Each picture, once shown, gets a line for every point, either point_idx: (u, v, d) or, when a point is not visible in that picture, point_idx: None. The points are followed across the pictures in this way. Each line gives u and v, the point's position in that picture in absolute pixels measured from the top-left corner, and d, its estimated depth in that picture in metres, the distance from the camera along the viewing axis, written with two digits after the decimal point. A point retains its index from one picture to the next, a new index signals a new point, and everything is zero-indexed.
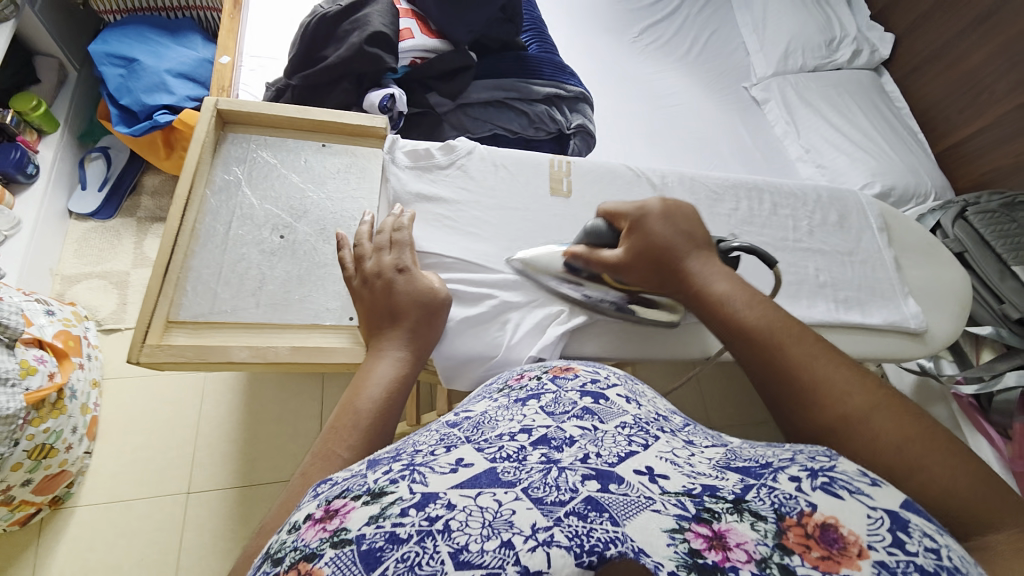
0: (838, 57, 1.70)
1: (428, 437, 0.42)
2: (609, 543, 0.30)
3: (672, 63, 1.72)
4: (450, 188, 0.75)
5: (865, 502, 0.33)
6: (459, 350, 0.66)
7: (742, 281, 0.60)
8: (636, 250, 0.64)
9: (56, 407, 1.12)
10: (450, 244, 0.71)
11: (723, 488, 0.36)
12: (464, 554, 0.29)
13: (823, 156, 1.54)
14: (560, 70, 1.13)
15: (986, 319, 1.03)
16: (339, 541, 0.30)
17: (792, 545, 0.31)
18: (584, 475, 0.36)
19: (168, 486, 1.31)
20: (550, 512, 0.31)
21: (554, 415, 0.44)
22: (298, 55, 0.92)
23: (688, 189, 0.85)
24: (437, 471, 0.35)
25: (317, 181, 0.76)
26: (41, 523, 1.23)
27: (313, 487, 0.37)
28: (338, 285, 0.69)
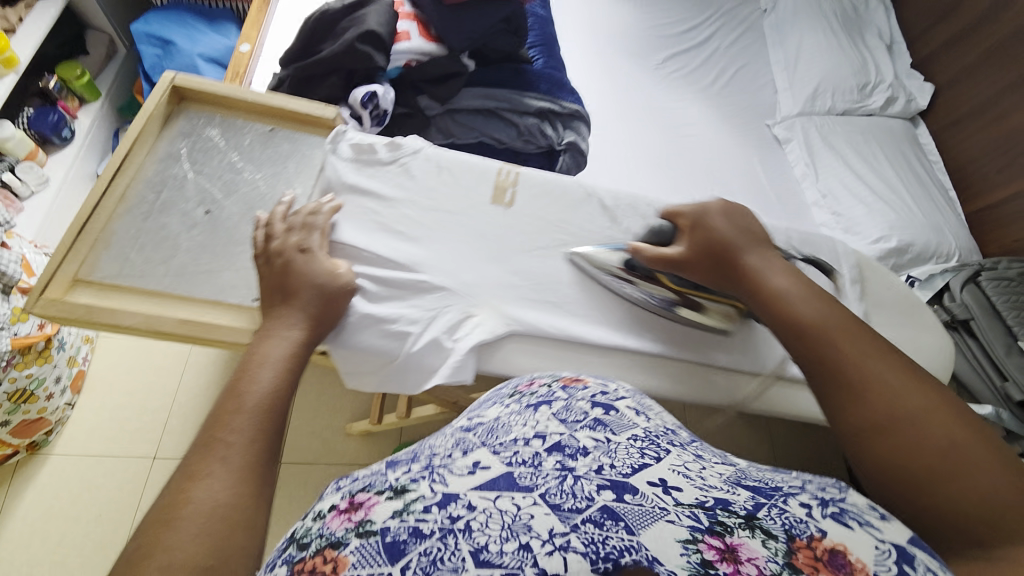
0: (870, 103, 1.62)
1: (446, 441, 0.49)
2: (623, 552, 0.34)
3: (693, 93, 1.68)
4: (388, 185, 0.75)
5: (874, 535, 0.38)
6: (359, 344, 0.66)
7: (797, 275, 0.64)
8: (698, 247, 0.71)
9: (42, 355, 1.16)
10: (374, 240, 0.72)
11: (736, 502, 0.39)
12: (483, 553, 0.33)
13: (840, 204, 1.45)
14: (558, 86, 1.12)
15: (986, 397, 0.94)
16: (365, 531, 0.35)
17: (802, 565, 0.34)
18: (600, 485, 0.40)
19: (136, 448, 1.35)
20: (567, 519, 0.36)
21: (567, 422, 0.48)
22: (294, 49, 0.95)
23: (638, 214, 0.86)
24: (456, 472, 0.41)
25: (258, 163, 0.78)
26: (16, 465, 1.28)
27: (337, 481, 0.42)
28: (247, 265, 0.70)
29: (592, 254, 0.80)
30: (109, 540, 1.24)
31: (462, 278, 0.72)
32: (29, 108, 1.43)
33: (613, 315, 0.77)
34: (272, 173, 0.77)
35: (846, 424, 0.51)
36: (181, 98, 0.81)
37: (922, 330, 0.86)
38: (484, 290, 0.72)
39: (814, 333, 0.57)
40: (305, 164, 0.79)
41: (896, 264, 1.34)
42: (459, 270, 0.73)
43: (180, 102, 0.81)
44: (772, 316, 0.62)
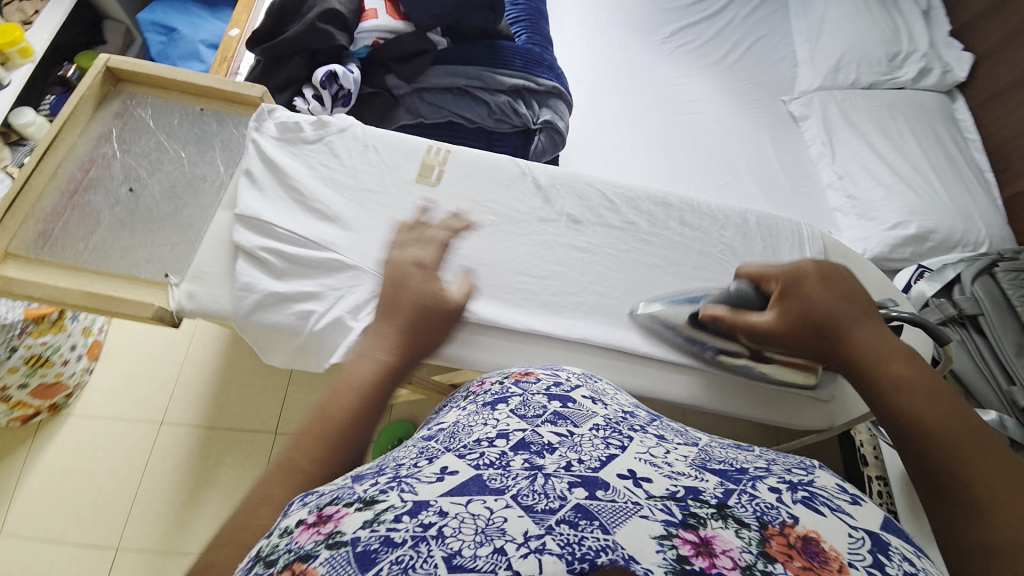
0: (901, 75, 1.47)
1: (407, 452, 0.40)
2: (599, 552, 0.28)
3: (702, 68, 1.57)
4: (306, 166, 0.65)
5: (846, 520, 0.34)
6: (265, 323, 0.57)
7: (919, 355, 0.49)
8: (791, 316, 0.56)
9: (56, 325, 1.19)
10: (283, 212, 0.62)
11: (707, 491, 0.35)
12: (457, 558, 0.28)
13: (856, 185, 1.33)
14: (535, 61, 1.07)
15: (991, 402, 0.84)
16: (334, 542, 0.28)
17: (775, 554, 0.31)
18: (570, 482, 0.34)
19: (144, 414, 1.40)
20: (541, 521, 0.30)
21: (527, 418, 0.43)
22: (263, 29, 0.95)
23: (577, 195, 0.73)
24: (425, 479, 0.34)
25: (182, 141, 0.76)
26: (39, 425, 1.35)
27: (299, 497, 0.34)
28: (161, 240, 0.68)
29: (527, 236, 0.69)
30: (114, 502, 1.29)
31: (375, 257, 0.61)
32: (51, 95, 1.52)
33: (534, 298, 0.66)
34: (196, 151, 0.75)
35: (953, 543, 0.38)
36: (117, 79, 0.79)
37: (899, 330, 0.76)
38: (393, 269, 0.61)
39: (950, 427, 0.42)
40: (231, 139, 0.76)
41: (915, 252, 1.20)
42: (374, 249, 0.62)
43: (116, 83, 0.79)
44: (886, 398, 0.47)
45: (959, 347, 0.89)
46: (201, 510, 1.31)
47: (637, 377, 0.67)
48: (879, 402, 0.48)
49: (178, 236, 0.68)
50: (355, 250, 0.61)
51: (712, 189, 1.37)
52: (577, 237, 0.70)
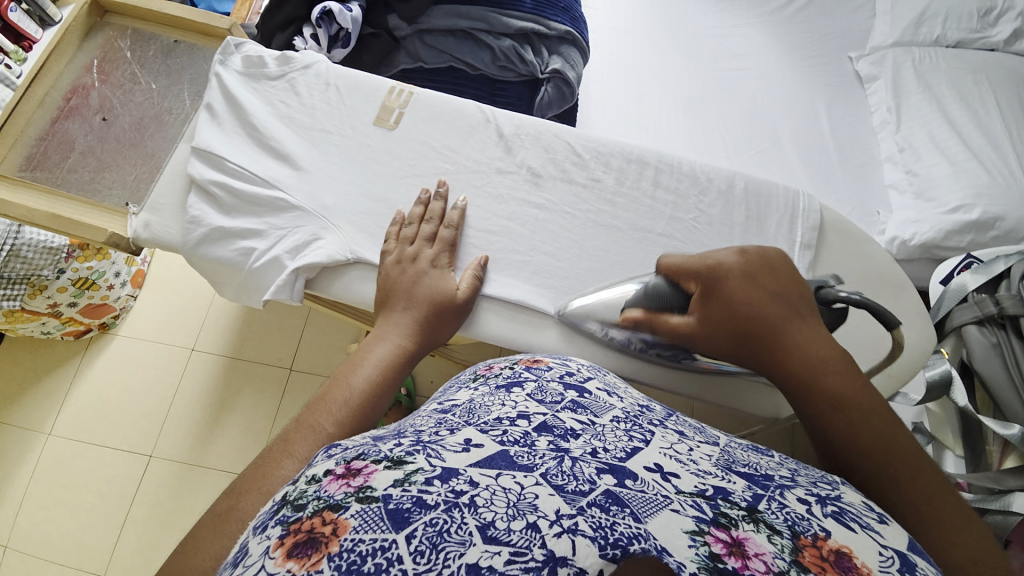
0: (994, 34, 1.25)
1: (425, 419, 0.39)
2: (631, 538, 0.28)
3: (755, 17, 1.38)
4: (265, 101, 0.65)
5: (876, 539, 0.32)
6: (212, 256, 0.59)
7: (849, 366, 0.48)
8: (713, 321, 0.54)
9: (100, 252, 1.27)
10: (241, 150, 0.62)
11: (735, 493, 0.34)
12: (492, 529, 0.27)
13: (919, 160, 1.14)
14: (548, 2, 0.98)
15: (1016, 413, 0.75)
16: (364, 497, 0.27)
17: (808, 564, 0.30)
18: (599, 468, 0.34)
19: (179, 340, 1.49)
20: (573, 501, 0.30)
21: (545, 402, 0.40)
22: None
23: (542, 146, 0.68)
24: (449, 449, 0.32)
25: (154, 72, 0.79)
26: (91, 340, 1.49)
27: (324, 449, 0.34)
28: (128, 171, 0.72)
29: (477, 187, 0.65)
30: (150, 414, 1.41)
31: (320, 198, 0.61)
32: None
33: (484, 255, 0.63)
34: (166, 84, 0.78)
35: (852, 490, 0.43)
36: (105, 12, 0.82)
37: (897, 318, 0.67)
38: (339, 213, 0.61)
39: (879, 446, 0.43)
40: (200, 73, 0.78)
41: (974, 240, 1.04)
42: (323, 189, 0.62)
43: (102, 16, 0.82)
44: (819, 415, 0.47)
45: (992, 350, 0.78)
46: (223, 430, 1.40)
47: (576, 342, 0.63)
48: (811, 418, 0.47)
49: (142, 166, 0.72)
50: (303, 191, 0.61)
51: (745, 156, 1.24)
52: (533, 192, 0.66)
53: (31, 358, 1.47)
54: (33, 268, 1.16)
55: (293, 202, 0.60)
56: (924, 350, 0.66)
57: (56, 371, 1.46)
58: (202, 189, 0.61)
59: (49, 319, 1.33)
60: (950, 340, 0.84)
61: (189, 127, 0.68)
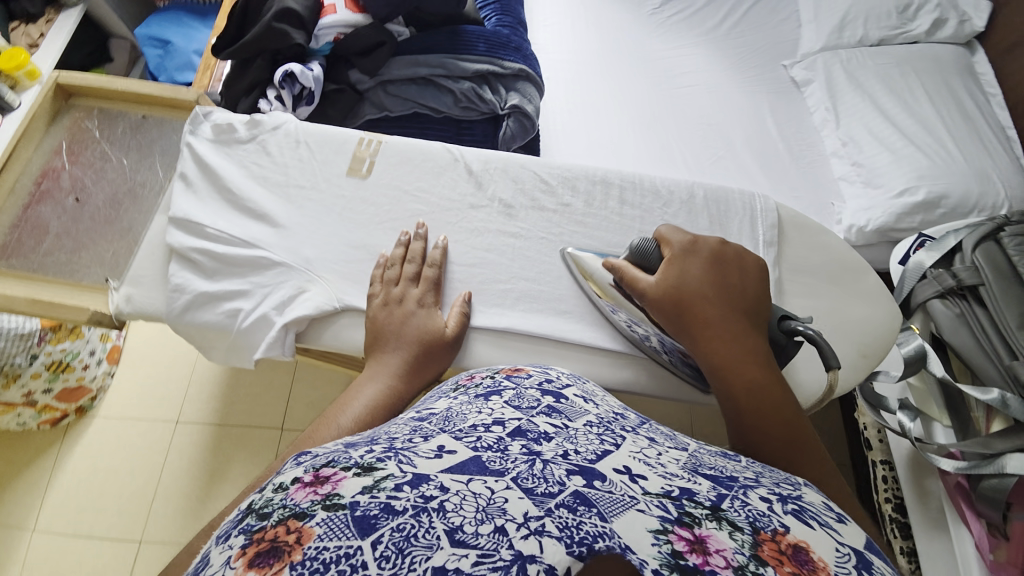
0: (914, 27, 1.34)
1: (400, 427, 0.40)
2: (597, 537, 0.29)
3: (694, 38, 1.48)
4: (239, 166, 0.67)
5: (833, 537, 0.35)
6: (198, 321, 0.59)
7: (767, 358, 0.55)
8: (671, 288, 0.58)
9: (74, 331, 1.23)
10: (220, 215, 0.63)
11: (700, 493, 0.36)
12: (459, 533, 0.29)
13: (861, 151, 1.22)
14: (501, 44, 1.04)
15: (992, 378, 0.78)
16: (331, 504, 0.29)
17: (767, 558, 0.31)
18: (569, 470, 0.35)
19: (162, 412, 1.44)
20: (541, 504, 0.31)
21: (521, 409, 0.42)
22: (228, 35, 0.98)
23: (510, 178, 0.70)
24: (421, 456, 0.34)
25: (124, 148, 0.80)
26: (68, 426, 1.42)
27: (294, 457, 0.36)
28: (105, 249, 0.72)
29: (454, 225, 0.67)
30: (139, 495, 1.35)
31: (302, 252, 0.62)
32: None
33: (464, 288, 0.65)
34: (137, 159, 0.79)
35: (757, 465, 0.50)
36: (69, 94, 0.83)
37: (861, 299, 0.70)
38: (322, 264, 0.62)
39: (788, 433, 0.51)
40: (171, 144, 0.79)
41: (924, 220, 1.10)
42: (303, 243, 0.63)
43: (68, 98, 0.82)
44: (734, 400, 0.53)
45: (958, 321, 0.83)
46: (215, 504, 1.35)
47: (566, 360, 0.64)
48: (729, 403, 0.54)
49: (119, 241, 0.72)
50: (284, 248, 0.62)
51: (705, 164, 1.30)
52: (507, 222, 0.68)
53: (7, 453, 1.39)
54: (5, 356, 1.14)
55: (275, 258, 0.61)
56: (888, 328, 0.69)
57: (34, 463, 1.38)
58: (183, 257, 0.61)
59: (23, 408, 1.27)
60: (918, 316, 0.89)
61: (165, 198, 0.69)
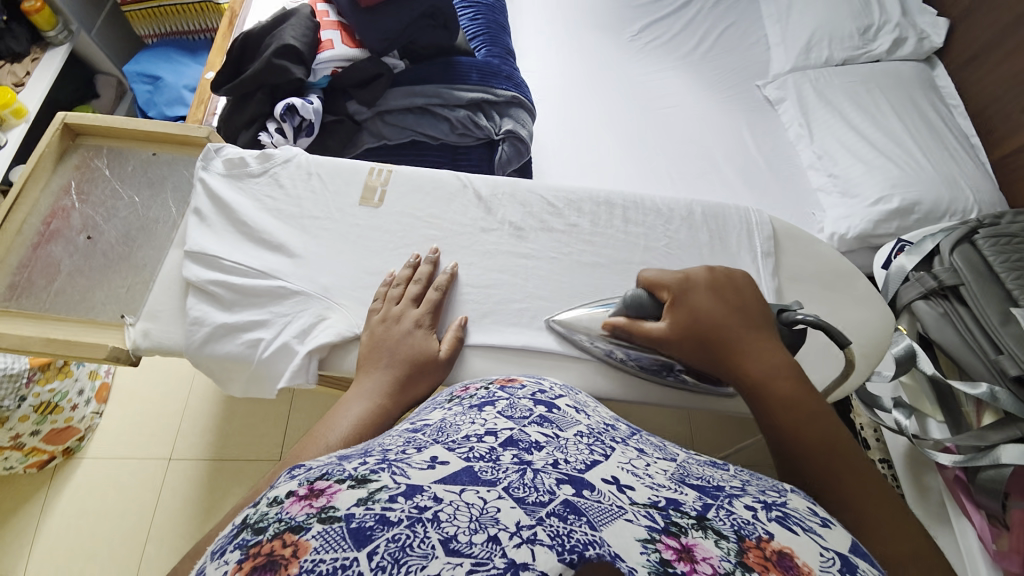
0: (875, 47, 1.43)
1: (393, 439, 0.40)
2: (588, 545, 0.30)
3: (672, 62, 1.56)
4: (253, 199, 0.68)
5: (817, 542, 0.36)
6: (218, 353, 0.59)
7: (798, 372, 0.55)
8: (681, 323, 0.58)
9: (63, 370, 1.20)
10: (237, 247, 0.64)
11: (686, 502, 0.37)
12: (453, 542, 0.29)
13: (836, 163, 1.29)
14: (493, 73, 1.08)
15: (980, 372, 0.82)
16: (327, 517, 0.29)
17: (752, 564, 0.32)
18: (560, 479, 0.36)
19: (153, 450, 1.40)
20: (532, 512, 0.32)
21: (513, 418, 0.44)
22: (227, 71, 1.00)
23: (518, 202, 0.73)
24: (414, 467, 0.34)
25: (136, 186, 0.80)
26: (55, 469, 1.36)
27: (286, 472, 0.36)
28: (119, 285, 0.72)
29: (467, 247, 0.69)
30: (129, 539, 1.30)
31: (319, 280, 0.64)
32: None
33: (478, 308, 0.66)
34: (149, 196, 0.79)
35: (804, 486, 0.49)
36: (76, 134, 0.83)
37: (856, 305, 0.74)
38: (340, 291, 0.63)
39: (834, 447, 0.50)
40: (182, 181, 0.81)
41: (901, 225, 1.16)
42: (317, 271, 0.64)
43: (74, 138, 0.82)
44: (772, 419, 0.53)
45: (943, 319, 0.87)
46: None
47: (584, 375, 0.66)
48: (765, 422, 0.54)
49: (134, 277, 0.72)
50: (301, 277, 0.63)
51: (689, 179, 1.35)
52: (517, 243, 0.71)
53: None
54: None
55: (294, 288, 0.62)
56: (884, 331, 0.73)
57: (19, 512, 1.32)
58: (201, 290, 0.62)
59: (8, 453, 1.22)
60: (905, 317, 0.94)
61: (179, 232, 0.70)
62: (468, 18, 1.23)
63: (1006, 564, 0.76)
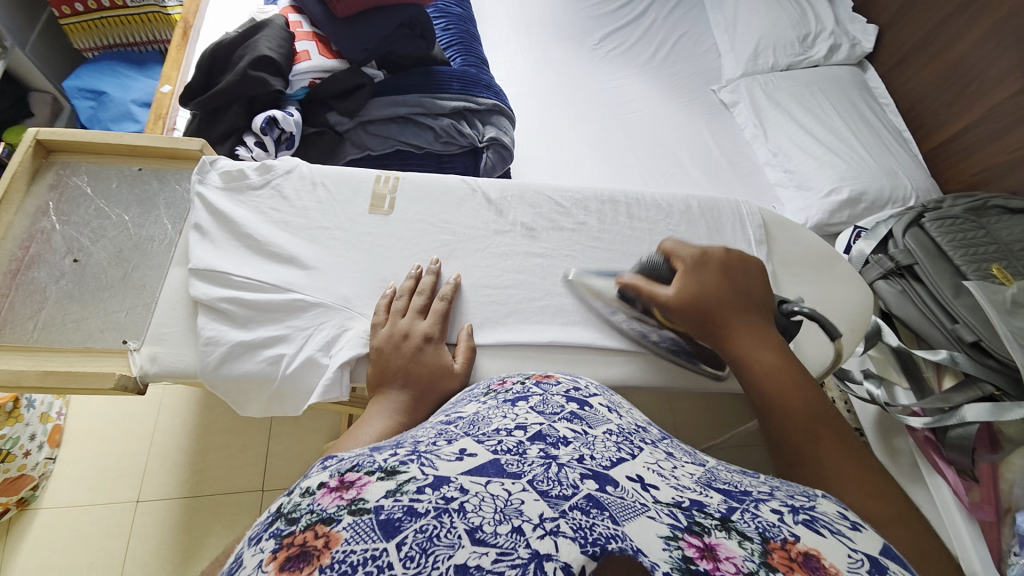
0: (814, 53, 1.56)
1: (426, 432, 0.38)
2: (609, 538, 0.27)
3: (633, 69, 1.63)
4: (256, 209, 0.72)
5: (845, 544, 0.30)
6: (236, 372, 0.62)
7: (783, 346, 0.60)
8: (688, 293, 0.62)
9: (12, 415, 1.08)
10: (250, 264, 0.67)
11: (710, 504, 0.32)
12: (479, 532, 0.26)
13: (791, 160, 1.40)
14: (473, 81, 1.10)
15: (938, 341, 0.91)
16: (356, 510, 0.26)
17: (777, 564, 0.28)
18: (583, 474, 0.32)
19: (117, 494, 1.25)
20: (556, 505, 0.29)
21: (544, 413, 0.40)
22: (195, 83, 0.95)
23: (528, 204, 0.79)
24: (443, 457, 0.31)
25: (124, 204, 0.76)
26: (7, 524, 1.20)
27: (319, 463, 0.32)
28: (118, 309, 0.68)
29: (483, 250, 0.74)
30: None
31: (340, 292, 0.67)
32: None
33: (502, 309, 0.70)
34: (140, 213, 0.75)
35: (789, 457, 0.52)
36: (49, 150, 0.77)
37: (840, 284, 0.81)
38: (363, 302, 0.67)
39: (812, 417, 0.54)
40: (176, 196, 0.76)
41: (852, 214, 1.27)
42: (332, 281, 0.68)
43: (48, 155, 0.77)
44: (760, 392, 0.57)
45: (902, 296, 0.97)
46: None
47: (610, 365, 0.69)
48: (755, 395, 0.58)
49: (133, 299, 0.69)
50: (316, 289, 0.66)
51: (662, 177, 1.42)
52: (532, 243, 0.76)
53: None
54: None
55: (311, 300, 0.65)
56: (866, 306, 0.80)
57: None
58: (210, 308, 0.64)
59: None
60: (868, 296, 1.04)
61: (180, 249, 0.71)
62: (441, 28, 1.24)
63: (979, 514, 0.84)
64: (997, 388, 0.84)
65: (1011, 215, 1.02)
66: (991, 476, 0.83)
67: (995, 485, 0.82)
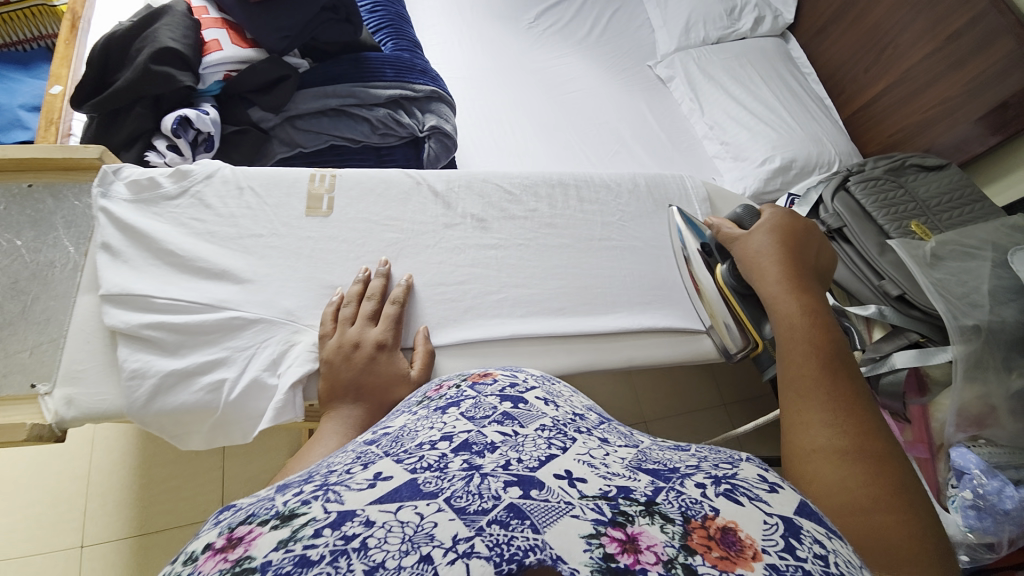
0: (741, 26, 1.61)
1: (343, 456, 0.33)
2: (527, 550, 0.25)
3: (571, 47, 1.62)
4: (175, 222, 0.65)
5: (762, 508, 0.30)
6: (172, 405, 0.56)
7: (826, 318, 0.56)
8: (759, 242, 0.65)
9: None
10: (177, 285, 0.61)
11: (637, 488, 0.30)
12: (380, 571, 0.23)
13: (726, 132, 1.44)
14: (407, 67, 1.04)
15: (868, 297, 0.97)
16: (240, 571, 0.22)
17: (695, 546, 0.26)
18: (507, 481, 0.29)
19: (52, 543, 1.13)
20: (472, 522, 0.26)
21: (474, 418, 0.35)
22: (86, 84, 0.84)
23: (476, 193, 0.76)
24: (353, 487, 0.27)
25: (12, 226, 0.66)
26: None
27: (213, 517, 0.28)
28: (22, 348, 0.60)
29: (433, 246, 0.71)
30: None
31: (281, 305, 0.62)
32: None
33: (458, 305, 0.68)
34: (36, 236, 0.66)
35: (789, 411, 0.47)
36: None
37: None
38: (308, 313, 0.63)
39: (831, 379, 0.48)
40: (76, 214, 0.68)
41: (784, 181, 1.33)
42: (271, 295, 0.63)
43: None
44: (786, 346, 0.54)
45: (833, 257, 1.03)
46: None
47: (572, 352, 0.70)
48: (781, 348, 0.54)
49: (38, 336, 0.61)
50: (254, 303, 0.62)
51: (607, 156, 1.42)
52: (483, 235, 0.74)
53: None
54: None
55: (250, 316, 0.61)
56: None
57: None
58: (134, 336, 0.58)
59: None
60: None
61: (88, 274, 0.64)
62: (368, 11, 1.17)
63: (916, 452, 0.94)
64: (923, 336, 0.90)
65: (925, 173, 1.10)
66: (922, 417, 0.93)
67: (927, 425, 0.93)
